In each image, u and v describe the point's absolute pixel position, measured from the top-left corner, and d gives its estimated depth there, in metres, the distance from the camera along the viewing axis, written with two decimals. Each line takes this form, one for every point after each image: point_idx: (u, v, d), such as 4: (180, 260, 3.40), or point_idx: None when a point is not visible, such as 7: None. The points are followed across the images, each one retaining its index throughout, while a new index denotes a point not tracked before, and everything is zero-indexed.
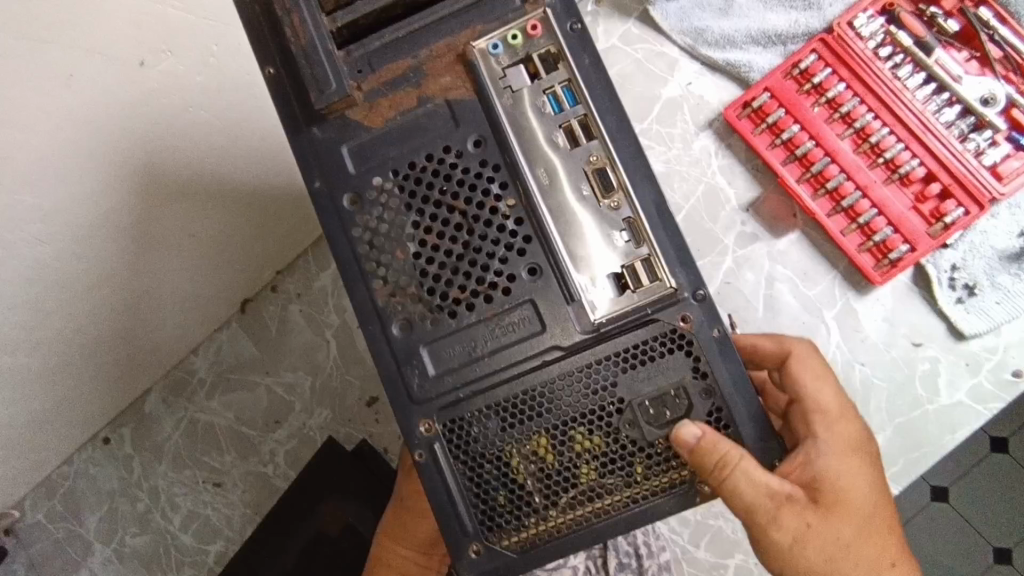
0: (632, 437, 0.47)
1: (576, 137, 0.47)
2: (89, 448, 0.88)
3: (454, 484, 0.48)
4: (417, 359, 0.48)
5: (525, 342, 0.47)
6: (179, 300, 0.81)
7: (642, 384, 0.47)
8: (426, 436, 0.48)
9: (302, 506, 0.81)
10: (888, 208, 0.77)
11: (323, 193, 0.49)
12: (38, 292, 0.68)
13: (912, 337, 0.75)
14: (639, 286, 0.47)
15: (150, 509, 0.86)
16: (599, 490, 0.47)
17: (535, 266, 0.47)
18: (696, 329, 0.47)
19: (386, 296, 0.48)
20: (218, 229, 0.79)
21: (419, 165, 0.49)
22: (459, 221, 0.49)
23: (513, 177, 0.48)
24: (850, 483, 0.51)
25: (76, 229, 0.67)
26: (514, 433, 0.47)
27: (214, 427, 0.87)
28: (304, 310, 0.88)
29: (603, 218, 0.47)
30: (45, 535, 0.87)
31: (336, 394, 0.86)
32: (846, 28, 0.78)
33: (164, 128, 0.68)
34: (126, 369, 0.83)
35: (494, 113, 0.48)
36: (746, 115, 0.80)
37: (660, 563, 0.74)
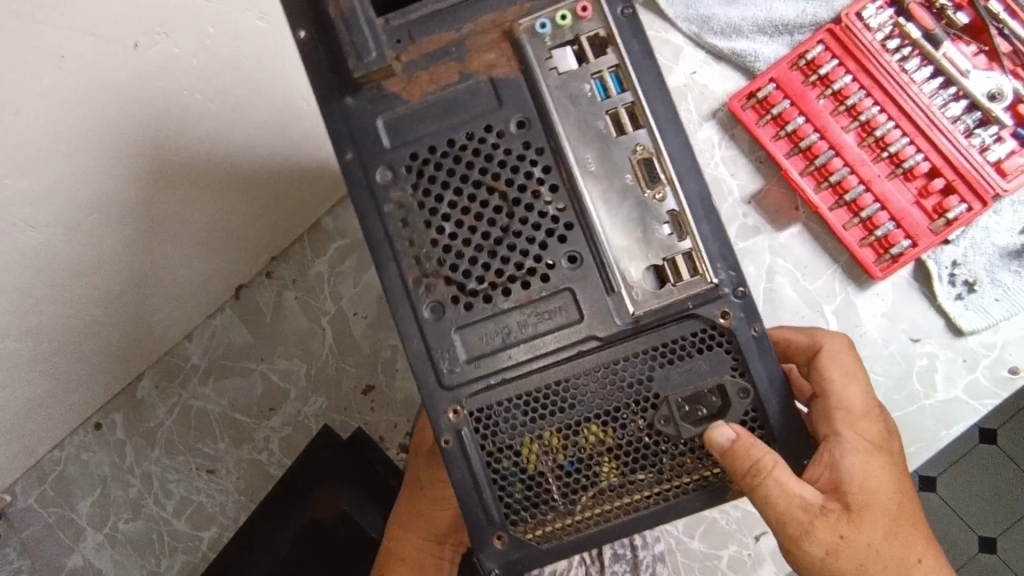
0: (667, 433, 0.46)
1: (623, 125, 0.46)
2: (81, 434, 0.86)
3: (480, 473, 0.47)
4: (449, 342, 0.46)
5: (561, 331, 0.46)
6: (179, 286, 0.80)
7: (679, 378, 0.46)
8: (453, 422, 0.46)
9: (297, 492, 0.82)
10: (891, 203, 0.76)
11: (354, 166, 0.47)
12: (28, 278, 0.67)
13: (911, 333, 0.75)
14: (679, 279, 0.46)
15: (143, 495, 0.85)
16: (625, 487, 0.47)
17: (575, 254, 0.46)
18: (735, 327, 0.46)
19: (417, 276, 0.46)
20: (218, 213, 0.78)
21: (459, 144, 0.47)
22: (499, 203, 0.47)
23: (558, 161, 0.46)
24: (876, 486, 0.49)
25: (66, 215, 0.66)
26: (546, 424, 0.47)
27: (207, 414, 0.86)
28: (299, 298, 0.87)
29: (646, 207, 0.46)
30: (37, 520, 0.86)
31: (332, 382, 0.85)
32: (854, 19, 0.76)
33: (167, 110, 0.67)
34: (121, 354, 0.82)
35: (541, 93, 0.46)
36: (750, 106, 0.79)
37: (655, 553, 0.75)
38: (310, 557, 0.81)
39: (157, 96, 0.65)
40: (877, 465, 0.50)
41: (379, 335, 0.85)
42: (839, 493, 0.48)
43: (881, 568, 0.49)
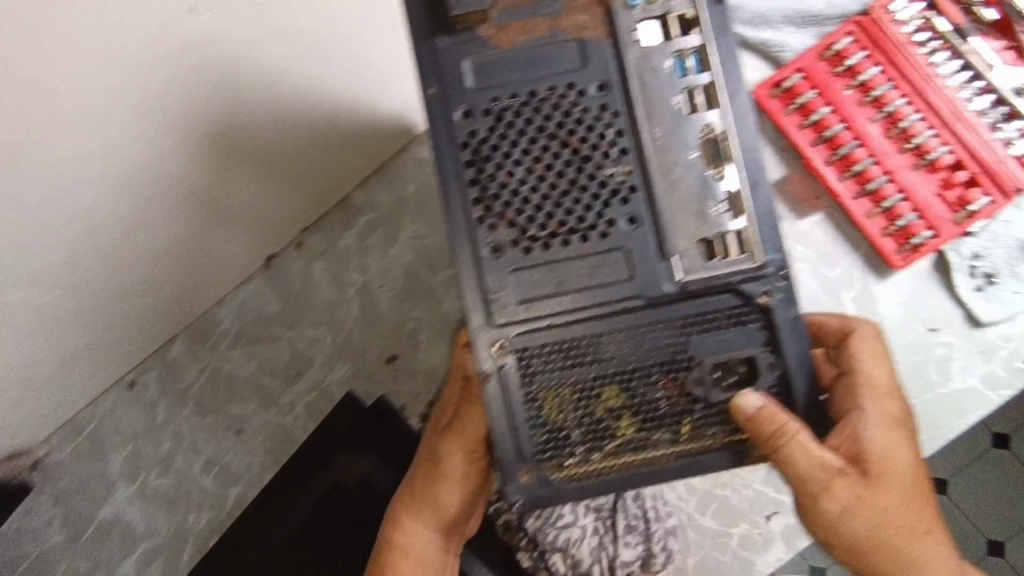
0: (695, 394, 0.50)
1: (697, 104, 0.50)
2: (114, 393, 0.90)
3: (515, 408, 0.49)
4: (505, 280, 0.49)
5: (610, 287, 0.49)
6: (223, 254, 0.84)
7: (713, 345, 0.50)
8: (496, 355, 0.50)
9: (323, 455, 0.84)
10: (913, 193, 0.77)
11: (436, 101, 0.50)
12: (79, 240, 0.66)
13: (928, 322, 0.76)
14: (727, 254, 0.50)
15: (173, 452, 0.89)
16: (645, 442, 0.50)
17: (633, 216, 0.50)
18: (774, 307, 0.50)
19: (481, 215, 0.49)
20: (259, 184, 0.79)
21: (540, 95, 0.50)
22: (569, 158, 0.50)
23: (631, 126, 0.50)
24: (895, 455, 0.51)
25: (111, 189, 0.64)
26: (587, 373, 0.50)
27: (236, 376, 0.89)
28: (327, 269, 0.90)
29: (705, 188, 0.49)
30: (70, 473, 0.89)
31: (358, 350, 0.88)
32: (883, 12, 0.78)
33: (222, 91, 0.64)
34: (160, 315, 0.85)
35: (624, 57, 0.50)
36: (777, 95, 0.81)
37: (667, 527, 0.77)
38: (331, 524, 0.82)
39: (209, 87, 0.63)
40: (897, 438, 0.52)
41: (404, 308, 0.88)
42: (859, 461, 0.51)
43: (895, 534, 0.51)
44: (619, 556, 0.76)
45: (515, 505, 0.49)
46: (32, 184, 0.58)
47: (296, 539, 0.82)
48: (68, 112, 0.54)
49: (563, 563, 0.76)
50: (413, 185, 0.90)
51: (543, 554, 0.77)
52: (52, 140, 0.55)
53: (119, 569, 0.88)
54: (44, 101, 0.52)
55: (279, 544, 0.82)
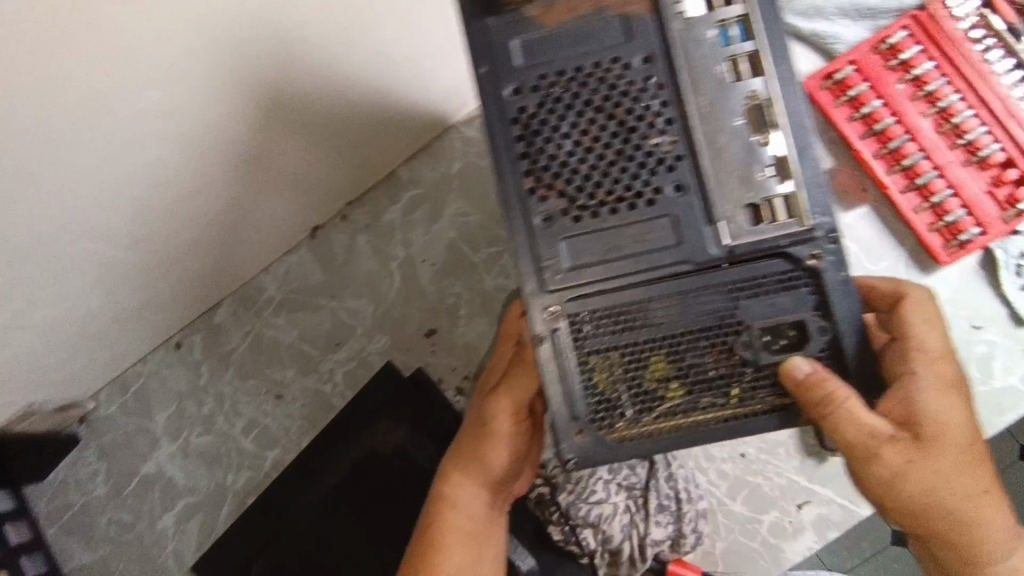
0: (744, 359, 0.49)
1: (741, 72, 0.49)
2: (161, 352, 0.93)
3: (567, 370, 0.50)
4: (555, 249, 0.49)
5: (660, 253, 0.49)
6: (271, 226, 0.86)
7: (764, 310, 0.49)
8: (548, 320, 0.50)
9: (362, 419, 0.86)
10: (963, 189, 0.77)
11: (487, 79, 0.50)
12: (146, 200, 0.69)
13: (972, 320, 0.76)
14: (775, 220, 0.49)
15: (215, 412, 0.92)
16: (693, 404, 0.50)
17: (680, 183, 0.49)
18: (825, 269, 0.49)
19: (532, 187, 0.49)
20: (307, 156, 0.80)
21: (586, 71, 0.49)
22: (615, 130, 0.49)
23: (676, 96, 0.49)
24: (947, 418, 0.50)
25: (176, 153, 0.65)
26: (635, 335, 0.50)
27: (278, 343, 0.92)
28: (371, 241, 0.92)
29: (752, 153, 0.48)
30: (116, 427, 0.93)
31: (398, 323, 0.90)
32: (940, 7, 0.78)
33: (282, 62, 0.64)
34: (208, 280, 0.87)
35: (667, 31, 0.49)
36: (827, 87, 0.81)
37: (698, 509, 0.78)
38: (364, 489, 0.83)
39: (269, 53, 0.62)
40: (950, 400, 0.50)
41: (445, 284, 0.90)
42: (910, 425, 0.50)
43: (949, 497, 0.50)
44: (650, 534, 0.76)
45: (570, 463, 0.50)
46: (105, 141, 0.59)
47: (331, 501, 0.83)
48: (145, 70, 0.55)
49: (594, 538, 0.77)
50: (459, 164, 0.92)
51: (574, 529, 0.77)
52: (125, 99, 0.56)
53: (160, 522, 0.91)
54: (126, 58, 0.53)
55: (309, 505, 0.84)
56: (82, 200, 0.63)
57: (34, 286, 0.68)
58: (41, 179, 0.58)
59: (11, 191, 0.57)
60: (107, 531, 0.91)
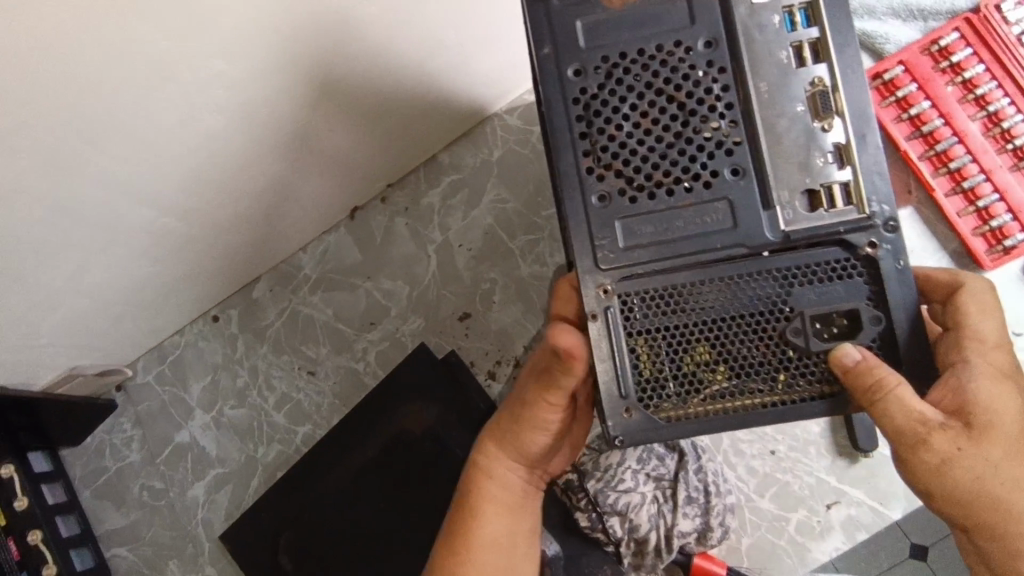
0: (795, 346, 0.49)
1: (804, 59, 0.49)
2: (199, 324, 0.95)
3: (617, 351, 0.50)
4: (611, 229, 0.49)
5: (716, 235, 0.49)
6: (311, 206, 0.87)
7: (816, 297, 0.49)
8: (602, 299, 0.50)
9: (395, 397, 0.87)
10: (1010, 194, 0.76)
11: (550, 60, 0.50)
12: (201, 171, 0.70)
13: (1012, 327, 0.75)
14: (833, 206, 0.49)
15: (249, 385, 0.93)
16: (741, 388, 0.49)
17: (738, 167, 0.49)
18: (881, 258, 0.49)
19: (590, 166, 0.50)
20: (347, 139, 0.80)
21: (648, 54, 0.49)
22: (675, 112, 0.49)
23: (737, 81, 0.49)
24: (1003, 409, 0.47)
25: (233, 125, 0.67)
26: (683, 319, 0.50)
27: (314, 320, 0.93)
28: (409, 224, 0.93)
29: (813, 139, 0.49)
30: (151, 396, 0.95)
31: (432, 305, 0.91)
32: (993, 11, 0.77)
33: (337, 46, 0.65)
34: (248, 255, 0.88)
35: (732, 16, 0.49)
36: (875, 87, 0.80)
37: (726, 504, 0.77)
38: (396, 468, 0.85)
39: (327, 30, 0.63)
40: (1006, 391, 0.48)
41: (480, 268, 0.91)
42: (962, 413, 0.47)
43: (1000, 489, 0.47)
44: (677, 525, 0.75)
45: (616, 441, 0.49)
46: (170, 107, 0.60)
47: (364, 473, 0.85)
48: (213, 36, 0.56)
49: (621, 527, 0.76)
50: (499, 151, 0.93)
51: (601, 516, 0.77)
52: (191, 64, 0.57)
53: (190, 492, 0.92)
54: (198, 22, 0.54)
55: (341, 480, 0.86)
56: (143, 164, 0.65)
57: (89, 247, 0.70)
58: (108, 140, 0.60)
59: (79, 149, 0.59)
60: (140, 496, 0.93)
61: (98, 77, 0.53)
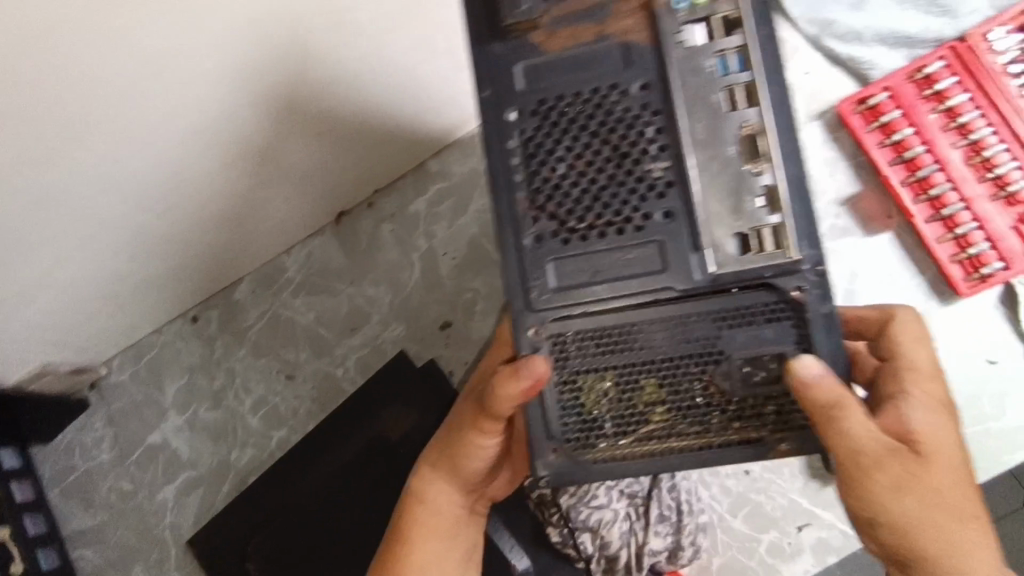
0: (721, 389, 0.46)
1: (736, 101, 0.44)
2: (177, 324, 0.94)
3: (547, 392, 0.48)
4: (542, 270, 0.46)
5: (643, 280, 0.45)
6: (282, 217, 0.86)
7: (746, 341, 0.46)
8: (533, 340, 0.47)
9: (370, 406, 0.86)
10: (989, 223, 0.77)
11: (489, 104, 0.47)
12: (177, 173, 0.69)
13: (989, 355, 0.75)
14: (762, 251, 0.44)
15: (225, 388, 0.92)
16: (675, 430, 0.47)
17: (670, 210, 0.45)
18: (808, 303, 0.45)
19: (526, 207, 0.46)
20: (310, 153, 0.78)
21: (582, 94, 0.46)
22: (607, 153, 0.46)
23: (670, 120, 0.45)
24: (945, 436, 0.48)
25: (209, 127, 0.66)
26: (612, 359, 0.47)
27: (295, 324, 0.92)
28: (395, 231, 0.92)
29: (741, 181, 0.44)
30: (126, 395, 0.94)
31: (414, 312, 0.90)
32: (980, 40, 0.78)
33: (310, 52, 0.65)
34: (224, 260, 0.87)
35: (666, 57, 0.45)
36: (860, 112, 0.81)
37: (699, 523, 0.77)
38: (367, 474, 0.83)
39: (316, 30, 0.63)
40: (946, 420, 0.49)
41: (464, 277, 0.90)
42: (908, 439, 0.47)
43: (944, 517, 0.46)
44: (648, 543, 0.75)
45: (542, 481, 0.48)
46: (145, 106, 0.60)
47: (336, 480, 0.84)
48: (192, 38, 0.56)
49: (592, 543, 0.76)
50: None
51: (573, 532, 0.76)
52: (174, 61, 0.57)
53: (159, 494, 0.91)
54: (184, 16, 0.53)
55: (313, 486, 0.84)
56: (124, 161, 0.64)
57: (62, 243, 0.69)
58: (87, 135, 0.59)
59: (52, 147, 0.58)
60: (107, 498, 0.92)
61: (75, 71, 0.52)
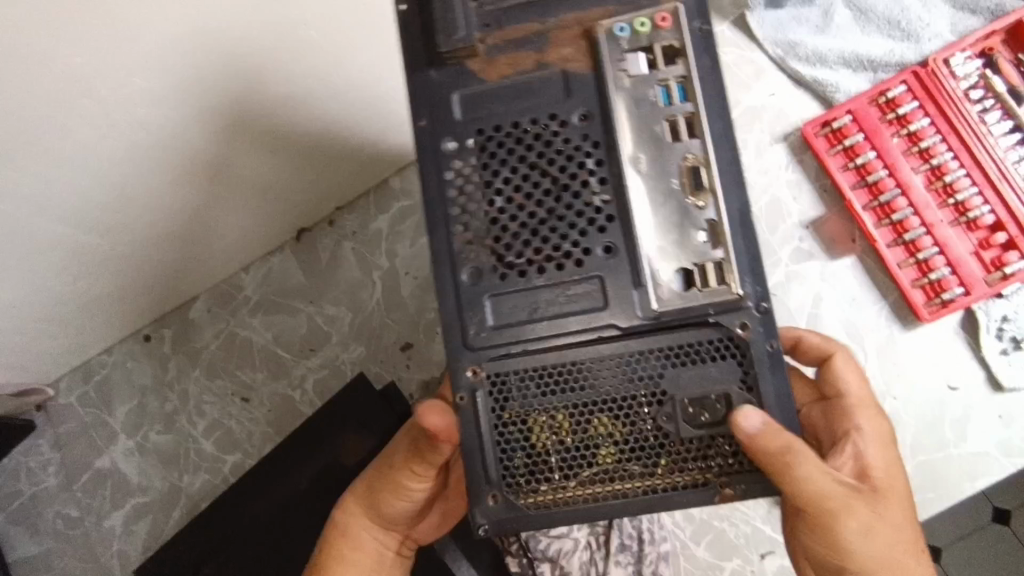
0: (666, 430, 0.46)
1: (678, 133, 0.46)
2: (130, 343, 0.91)
3: (486, 434, 0.47)
4: (480, 307, 0.47)
5: (585, 315, 0.46)
6: (235, 234, 0.83)
7: (690, 379, 0.46)
8: (471, 381, 0.47)
9: (328, 429, 0.82)
10: (949, 249, 0.77)
11: (426, 133, 0.48)
12: (118, 190, 0.66)
13: (949, 381, 0.75)
14: (706, 286, 0.45)
15: (178, 410, 0.89)
16: (620, 474, 0.46)
17: (610, 245, 0.46)
18: (753, 339, 0.45)
19: (464, 242, 0.47)
20: (261, 172, 0.76)
21: (523, 127, 0.47)
22: (548, 187, 0.47)
23: (610, 155, 0.46)
24: (892, 474, 0.52)
25: (153, 144, 0.63)
26: (554, 399, 0.47)
27: (252, 344, 0.89)
28: (356, 249, 0.90)
29: (686, 215, 0.46)
30: (74, 417, 0.90)
31: (375, 333, 0.88)
32: (941, 65, 0.78)
33: (259, 65, 0.62)
34: (170, 279, 0.84)
35: (607, 89, 0.46)
36: (824, 134, 0.81)
37: (660, 551, 0.76)
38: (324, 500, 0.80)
39: (271, 47, 0.61)
40: (892, 456, 0.53)
41: (426, 297, 0.88)
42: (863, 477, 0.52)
43: (898, 550, 0.50)
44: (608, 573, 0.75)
45: (480, 529, 0.47)
46: (82, 124, 0.57)
47: (291, 507, 0.81)
48: (130, 54, 0.54)
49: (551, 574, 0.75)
50: None
51: (533, 562, 0.75)
52: (112, 81, 0.55)
53: (108, 521, 0.88)
54: (124, 38, 0.52)
55: (264, 514, 0.81)
56: (64, 182, 0.62)
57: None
58: (18, 154, 0.56)
59: None
60: (53, 526, 0.88)
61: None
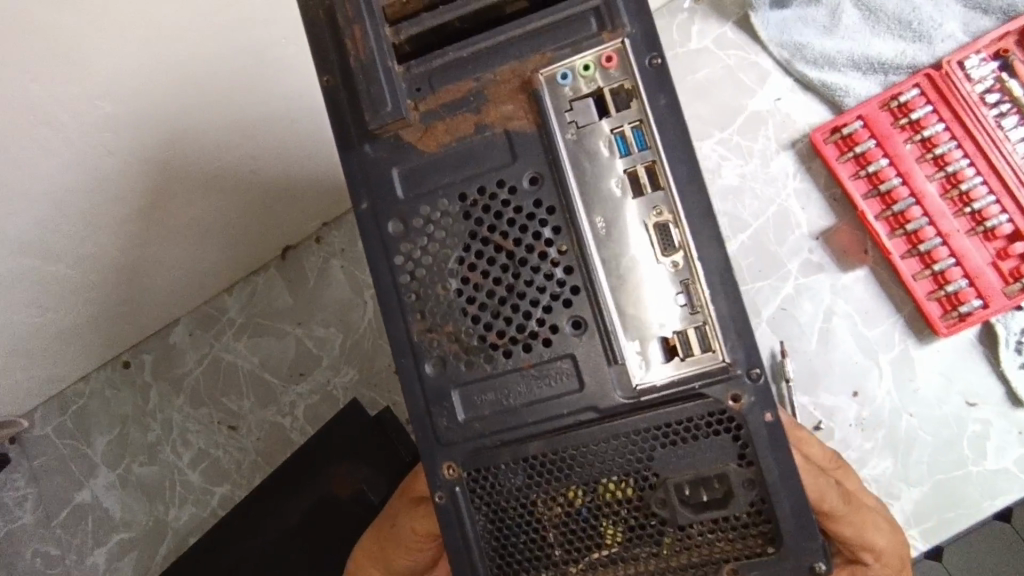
0: (661, 516, 0.42)
1: (640, 186, 0.42)
2: (108, 369, 0.86)
3: (472, 531, 0.44)
4: (447, 401, 0.44)
5: (559, 399, 0.43)
6: (191, 267, 0.78)
7: (680, 462, 0.42)
8: (448, 479, 0.45)
9: (317, 459, 0.78)
10: (966, 259, 0.74)
11: (367, 216, 0.46)
12: (64, 221, 0.62)
13: (967, 396, 0.72)
14: (689, 354, 0.42)
15: (161, 440, 0.85)
16: (622, 567, 0.43)
17: (579, 320, 0.43)
18: (747, 412, 0.41)
19: (422, 330, 0.45)
20: (212, 207, 0.71)
21: (470, 198, 0.44)
22: (506, 262, 0.44)
23: (568, 222, 0.43)
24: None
25: (96, 173, 0.59)
26: (538, 490, 0.43)
27: (237, 369, 0.85)
28: (345, 268, 0.85)
29: (657, 278, 0.42)
30: (50, 449, 0.86)
31: (367, 357, 0.83)
32: (955, 67, 0.74)
33: (196, 94, 0.58)
34: (133, 312, 0.79)
35: (554, 147, 0.43)
36: (834, 141, 0.77)
37: None
38: (319, 532, 0.76)
39: (227, 70, 0.58)
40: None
41: None
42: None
43: None
44: None
45: None
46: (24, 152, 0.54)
47: (280, 544, 0.76)
48: (81, 80, 0.51)
49: None
50: None
51: None
52: (66, 107, 0.52)
53: (90, 557, 0.83)
54: (75, 68, 0.50)
55: (250, 553, 0.76)
56: (21, 213, 0.59)
57: None
58: None
59: None
60: (32, 564, 0.84)
61: None
